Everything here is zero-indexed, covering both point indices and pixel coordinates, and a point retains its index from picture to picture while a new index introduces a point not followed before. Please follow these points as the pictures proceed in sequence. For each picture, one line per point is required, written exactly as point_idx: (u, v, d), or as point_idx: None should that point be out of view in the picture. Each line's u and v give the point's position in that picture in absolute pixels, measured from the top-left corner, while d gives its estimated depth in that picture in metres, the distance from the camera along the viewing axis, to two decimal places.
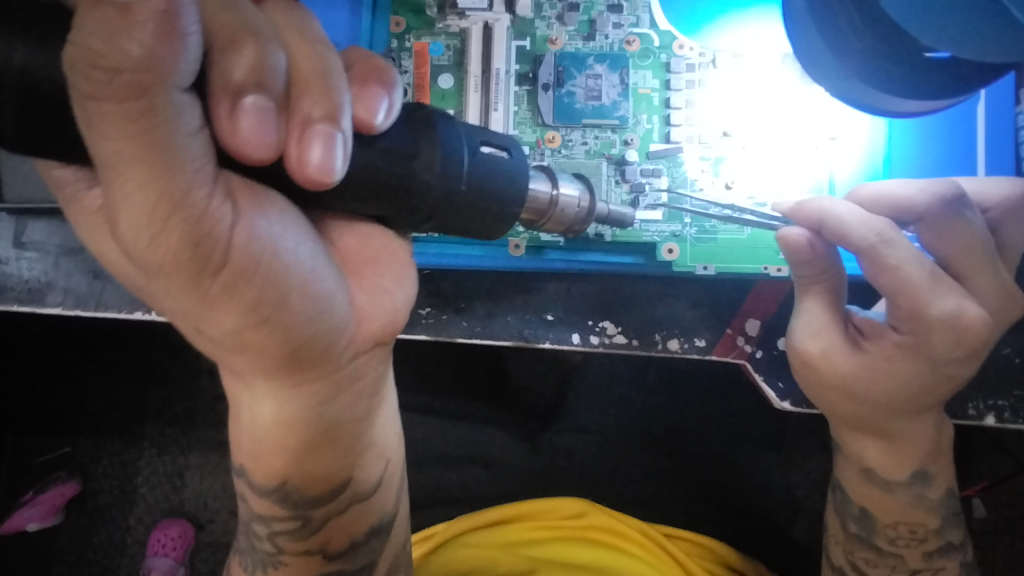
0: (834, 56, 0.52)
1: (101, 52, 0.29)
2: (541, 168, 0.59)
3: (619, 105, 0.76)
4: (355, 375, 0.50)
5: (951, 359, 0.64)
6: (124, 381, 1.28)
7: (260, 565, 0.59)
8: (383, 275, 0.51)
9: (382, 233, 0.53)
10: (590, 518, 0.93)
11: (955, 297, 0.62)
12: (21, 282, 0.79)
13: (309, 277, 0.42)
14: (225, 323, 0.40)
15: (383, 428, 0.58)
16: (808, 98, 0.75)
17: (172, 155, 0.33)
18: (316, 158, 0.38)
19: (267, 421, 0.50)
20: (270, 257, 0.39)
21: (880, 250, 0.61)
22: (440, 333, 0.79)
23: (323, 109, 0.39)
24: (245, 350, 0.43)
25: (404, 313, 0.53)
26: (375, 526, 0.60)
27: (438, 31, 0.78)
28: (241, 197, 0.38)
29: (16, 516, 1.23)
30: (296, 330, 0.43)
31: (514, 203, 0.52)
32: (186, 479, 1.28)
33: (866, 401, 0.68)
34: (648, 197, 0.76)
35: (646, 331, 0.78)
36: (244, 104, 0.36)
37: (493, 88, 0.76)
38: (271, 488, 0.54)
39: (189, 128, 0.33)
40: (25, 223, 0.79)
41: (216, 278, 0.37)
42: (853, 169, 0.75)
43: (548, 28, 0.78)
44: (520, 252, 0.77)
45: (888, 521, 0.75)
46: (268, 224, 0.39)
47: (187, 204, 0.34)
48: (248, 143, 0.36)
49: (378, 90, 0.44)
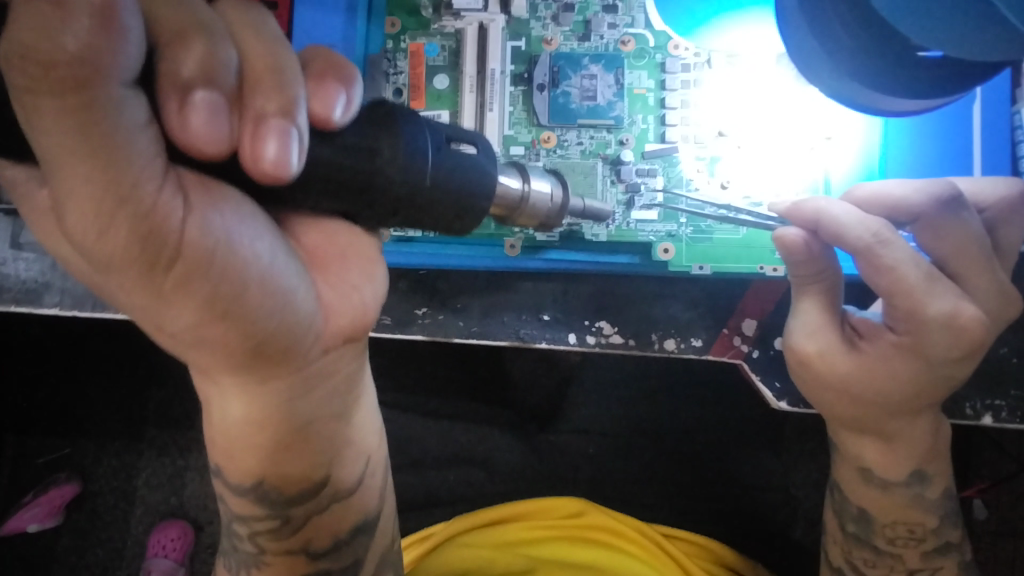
0: (826, 55, 0.52)
1: (34, 46, 0.29)
2: (512, 164, 0.58)
3: (615, 105, 0.76)
4: (323, 372, 0.50)
5: (948, 360, 0.64)
6: (124, 382, 1.28)
7: (243, 565, 0.60)
8: (351, 271, 0.51)
9: (348, 229, 0.52)
10: (589, 516, 0.93)
11: (952, 298, 0.61)
12: (19, 282, 0.79)
13: (269, 272, 0.41)
14: (183, 319, 0.40)
15: (359, 427, 0.58)
16: (803, 98, 0.75)
17: (117, 148, 0.33)
18: (271, 153, 0.38)
19: (237, 418, 0.50)
20: (226, 251, 0.38)
21: (876, 251, 0.61)
22: (437, 333, 0.79)
23: (277, 104, 0.39)
24: (207, 347, 0.42)
25: (372, 310, 0.53)
26: (358, 524, 0.60)
27: (434, 31, 0.78)
28: (193, 190, 0.37)
29: (16, 517, 1.23)
30: (259, 325, 0.42)
31: (482, 197, 0.51)
32: (186, 480, 1.28)
33: (862, 401, 0.68)
34: (643, 197, 0.76)
35: (642, 331, 0.78)
36: (193, 99, 0.36)
37: (488, 89, 0.76)
38: (246, 488, 0.54)
39: (136, 122, 0.33)
40: (23, 224, 0.80)
41: (169, 272, 0.37)
42: (849, 169, 0.75)
43: (543, 29, 0.78)
44: (515, 253, 0.76)
45: (885, 521, 0.74)
46: (223, 218, 0.38)
47: (133, 196, 0.34)
48: (197, 136, 0.37)
49: (336, 87, 0.43)
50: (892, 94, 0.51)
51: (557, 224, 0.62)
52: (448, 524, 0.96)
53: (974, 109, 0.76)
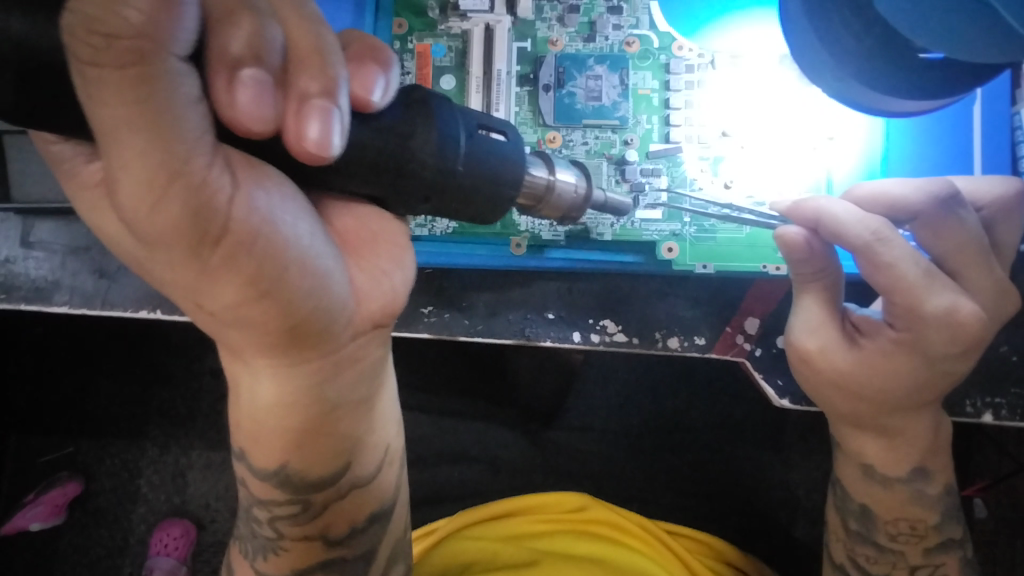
0: (830, 57, 0.53)
1: (100, 19, 0.32)
2: (538, 154, 0.58)
3: (620, 105, 0.77)
4: (354, 357, 0.51)
5: (946, 356, 0.65)
6: (129, 381, 1.29)
7: (261, 551, 0.60)
8: (381, 257, 0.52)
9: (379, 215, 0.54)
10: (591, 511, 0.94)
11: (950, 294, 0.63)
12: (28, 281, 0.80)
13: (308, 253, 0.43)
14: (226, 296, 0.41)
15: (382, 413, 0.59)
16: (806, 99, 0.76)
17: (171, 122, 0.34)
18: (314, 134, 0.39)
19: (267, 401, 0.50)
20: (269, 230, 0.40)
21: (875, 249, 0.62)
22: (443, 331, 0.80)
23: (319, 84, 0.39)
24: (245, 326, 0.44)
25: (403, 295, 0.54)
26: (375, 512, 0.61)
27: (440, 32, 0.79)
28: (241, 170, 0.39)
29: (19, 516, 1.24)
30: (297, 305, 0.43)
31: (511, 186, 0.53)
32: (189, 479, 1.29)
33: (863, 397, 0.69)
34: (648, 196, 0.77)
35: (646, 329, 0.79)
36: (241, 76, 0.37)
37: (495, 89, 0.77)
38: (271, 472, 0.55)
39: (188, 97, 0.35)
40: (32, 223, 0.80)
41: (216, 247, 0.39)
42: (852, 169, 0.76)
43: (549, 30, 0.79)
44: (521, 251, 0.78)
45: (887, 518, 0.75)
46: (268, 198, 0.40)
47: (186, 171, 0.36)
48: (244, 114, 0.38)
49: (375, 70, 0.45)
50: (894, 95, 0.52)
51: (580, 216, 0.62)
52: (454, 518, 0.96)
53: (975, 110, 0.76)
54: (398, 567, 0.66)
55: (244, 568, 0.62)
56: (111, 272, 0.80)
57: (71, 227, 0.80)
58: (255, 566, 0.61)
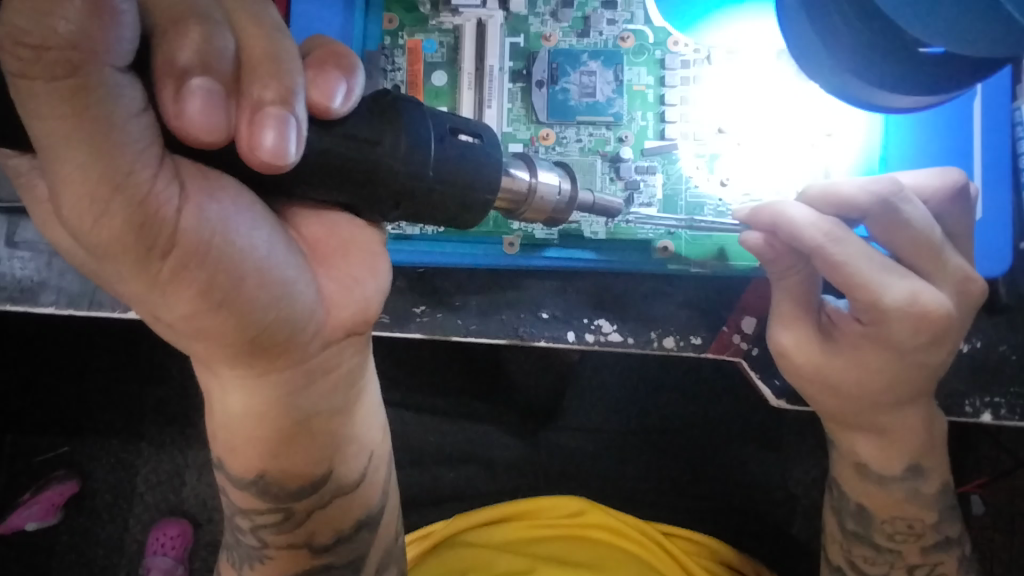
0: (826, 51, 0.52)
1: (26, 30, 0.30)
2: (518, 157, 0.59)
3: (614, 102, 0.76)
4: (326, 366, 0.51)
5: (915, 346, 0.65)
6: (122, 381, 1.28)
7: (247, 559, 0.59)
8: (354, 265, 0.51)
9: (350, 221, 0.52)
10: (589, 516, 0.93)
11: (908, 285, 0.63)
12: (14, 281, 0.79)
13: (265, 263, 0.42)
14: (180, 308, 0.40)
15: (364, 422, 0.57)
16: (802, 94, 0.75)
17: (110, 136, 0.33)
18: (269, 142, 0.38)
19: (238, 411, 0.50)
20: (222, 240, 0.39)
21: (828, 250, 0.61)
22: (436, 331, 0.78)
23: (275, 91, 0.38)
24: (204, 337, 0.43)
25: (377, 304, 0.53)
26: (361, 518, 0.60)
27: (432, 27, 0.77)
28: (191, 181, 0.38)
29: (14, 516, 1.23)
30: (255, 316, 0.42)
31: (486, 189, 0.51)
32: (185, 479, 1.28)
33: (844, 394, 0.68)
34: (642, 193, 0.76)
35: (641, 329, 0.77)
36: (190, 86, 0.37)
37: (487, 86, 0.76)
38: (248, 481, 0.54)
39: (130, 110, 0.34)
40: (19, 222, 0.79)
41: (164, 260, 0.37)
42: (850, 165, 0.74)
43: (542, 25, 0.77)
44: (514, 250, 0.78)
45: (884, 517, 0.74)
46: (219, 209, 0.39)
47: (129, 184, 0.34)
48: (193, 124, 0.37)
49: (336, 76, 0.43)
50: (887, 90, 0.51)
51: (564, 218, 0.63)
52: (450, 522, 0.96)
53: (975, 105, 0.75)
54: (392, 570, 0.65)
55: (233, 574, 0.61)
56: None
57: None
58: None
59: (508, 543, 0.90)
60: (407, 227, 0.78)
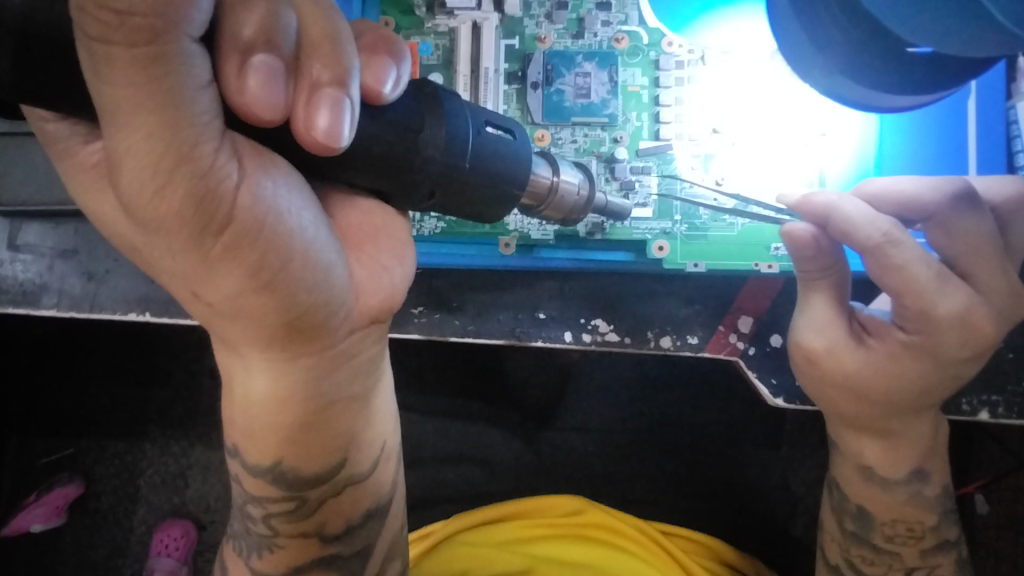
0: (817, 50, 0.52)
1: None
2: (542, 155, 0.59)
3: (608, 103, 0.76)
4: (351, 353, 0.51)
5: (958, 360, 0.64)
6: (125, 383, 1.29)
7: (256, 548, 0.60)
8: (382, 251, 0.53)
9: (382, 209, 0.54)
10: (587, 514, 0.94)
11: (963, 297, 0.62)
12: (17, 284, 0.80)
13: (310, 245, 0.43)
14: (227, 286, 0.41)
15: (379, 411, 0.58)
16: (797, 95, 0.75)
17: (179, 107, 0.34)
18: (323, 124, 0.39)
19: (261, 396, 0.50)
20: (275, 220, 0.40)
21: (886, 251, 0.61)
22: (433, 332, 0.79)
23: (331, 74, 0.40)
24: (244, 318, 0.44)
25: (402, 292, 0.54)
26: (370, 509, 0.60)
27: (427, 30, 0.78)
28: (247, 157, 0.39)
29: (19, 518, 1.24)
30: (297, 297, 0.44)
31: (515, 184, 0.54)
32: (188, 480, 1.28)
33: (866, 398, 0.68)
34: (637, 193, 0.76)
35: (638, 328, 0.78)
36: (252, 62, 0.37)
37: (482, 87, 0.76)
38: (265, 468, 0.54)
39: (199, 81, 0.34)
40: (20, 226, 0.80)
41: (219, 236, 0.38)
42: (844, 167, 0.75)
43: (537, 27, 0.78)
44: (510, 251, 0.76)
45: (884, 519, 0.74)
46: (273, 187, 0.40)
47: (194, 157, 0.35)
48: (254, 101, 0.38)
49: (386, 61, 0.44)
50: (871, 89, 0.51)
51: (580, 219, 0.63)
52: (450, 521, 0.96)
53: (970, 105, 0.75)
54: (396, 563, 0.65)
55: (241, 565, 0.62)
56: (101, 274, 0.80)
57: (60, 230, 0.80)
58: (249, 565, 0.61)
59: (509, 542, 0.90)
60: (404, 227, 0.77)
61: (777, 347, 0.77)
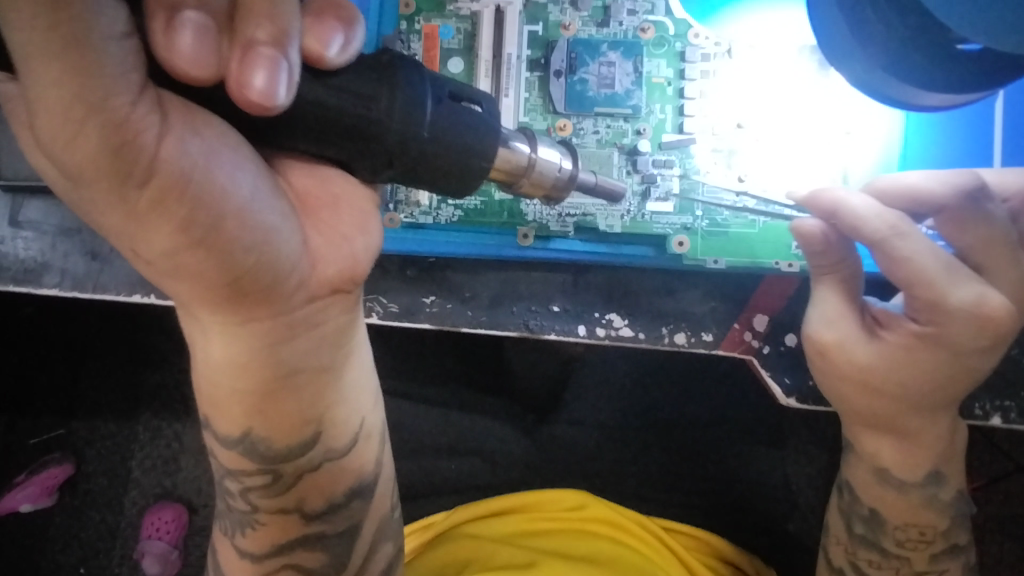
0: (859, 47, 0.51)
1: None
2: (520, 129, 0.56)
3: (632, 94, 0.75)
4: (311, 321, 0.51)
5: (972, 349, 0.62)
6: (121, 365, 1.26)
7: (239, 526, 0.59)
8: (341, 221, 0.51)
9: (341, 177, 0.52)
10: (591, 509, 0.93)
11: (975, 285, 0.61)
12: (17, 261, 0.77)
13: (247, 204, 0.43)
14: (159, 242, 0.41)
15: (354, 385, 0.57)
16: (825, 91, 0.74)
17: (89, 55, 0.34)
18: (259, 83, 0.39)
19: (218, 361, 0.50)
20: (203, 175, 0.40)
21: (891, 242, 0.61)
22: (445, 322, 0.77)
23: (269, 33, 0.40)
24: (185, 277, 0.44)
25: (365, 263, 0.53)
26: (354, 487, 0.59)
27: (449, 13, 0.76)
28: (173, 114, 0.39)
29: (10, 496, 1.23)
30: (235, 258, 0.43)
31: (481, 156, 0.51)
32: (181, 463, 1.27)
33: (880, 393, 0.67)
34: (659, 187, 0.75)
35: (652, 324, 0.77)
36: (182, 19, 0.39)
37: (505, 74, 0.75)
38: (235, 439, 0.54)
39: (111, 32, 0.35)
40: (22, 202, 0.78)
41: (143, 190, 0.38)
42: (870, 166, 0.74)
43: (561, 13, 0.76)
44: (528, 242, 0.75)
45: (896, 523, 0.74)
46: (202, 146, 0.40)
47: (106, 108, 0.35)
48: (182, 57, 0.39)
49: (334, 26, 0.44)
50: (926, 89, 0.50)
51: (563, 196, 0.60)
52: (451, 513, 0.95)
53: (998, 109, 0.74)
54: (387, 544, 0.64)
55: (227, 543, 0.61)
56: (106, 253, 0.78)
57: (63, 207, 0.78)
58: (235, 544, 0.60)
59: (511, 536, 0.90)
60: (420, 216, 0.75)
61: (791, 346, 0.77)
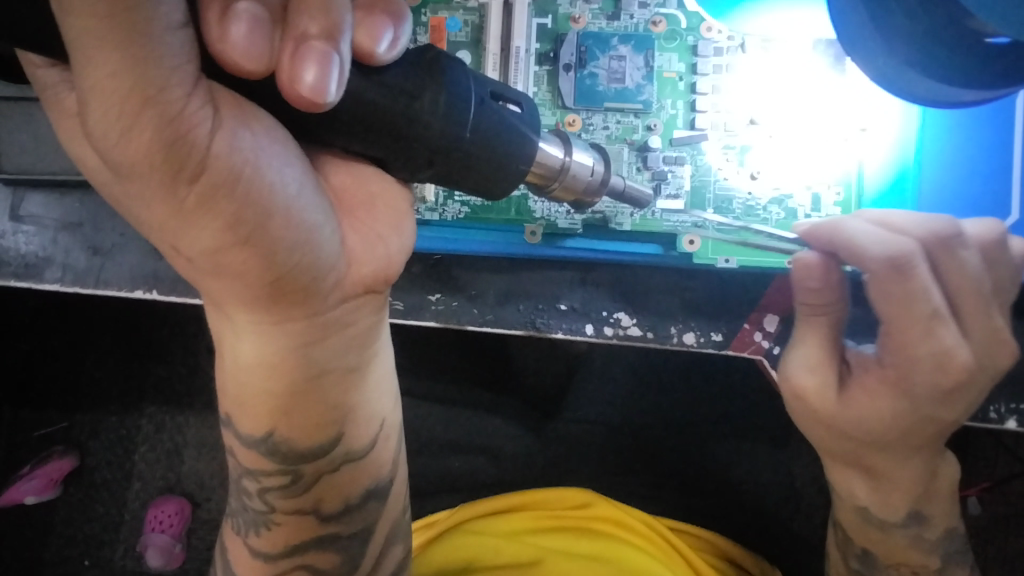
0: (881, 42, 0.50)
1: None
2: (554, 132, 0.56)
3: (643, 89, 0.73)
4: (342, 322, 0.50)
5: (934, 401, 0.61)
6: (125, 359, 1.26)
7: (252, 526, 0.58)
8: (378, 220, 0.50)
9: (379, 177, 0.51)
10: (596, 509, 0.91)
11: (951, 336, 0.58)
12: (18, 256, 0.76)
13: (293, 201, 0.42)
14: (204, 239, 0.40)
15: (377, 385, 0.56)
16: (840, 87, 0.72)
17: (146, 46, 0.33)
18: (310, 78, 0.38)
19: (249, 359, 0.49)
20: (253, 171, 0.39)
21: (885, 280, 0.57)
22: (451, 320, 0.76)
23: (320, 26, 0.38)
24: (226, 274, 0.43)
25: (400, 262, 0.52)
26: (369, 489, 0.59)
27: (456, 5, 0.74)
28: (225, 107, 0.38)
29: (14, 489, 1.22)
30: (278, 256, 0.42)
31: (519, 159, 0.50)
32: (184, 457, 1.26)
33: (853, 438, 0.65)
34: (670, 184, 0.74)
35: (661, 323, 0.76)
36: (237, 9, 0.37)
37: (514, 67, 0.73)
38: (259, 439, 0.53)
39: (170, 22, 0.34)
40: (22, 195, 0.77)
41: (193, 185, 0.38)
42: (882, 163, 0.73)
43: (571, 6, 0.74)
44: (536, 240, 0.75)
45: (888, 561, 0.73)
46: (254, 141, 0.39)
47: (161, 101, 0.34)
48: (236, 49, 0.37)
49: (384, 20, 0.42)
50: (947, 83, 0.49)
51: (595, 201, 0.60)
52: (453, 512, 0.94)
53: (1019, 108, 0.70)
54: (398, 547, 0.64)
55: (238, 541, 0.60)
56: (107, 247, 0.77)
57: (65, 200, 0.77)
58: (247, 543, 0.59)
59: (516, 534, 0.89)
60: (426, 212, 0.75)
61: None
